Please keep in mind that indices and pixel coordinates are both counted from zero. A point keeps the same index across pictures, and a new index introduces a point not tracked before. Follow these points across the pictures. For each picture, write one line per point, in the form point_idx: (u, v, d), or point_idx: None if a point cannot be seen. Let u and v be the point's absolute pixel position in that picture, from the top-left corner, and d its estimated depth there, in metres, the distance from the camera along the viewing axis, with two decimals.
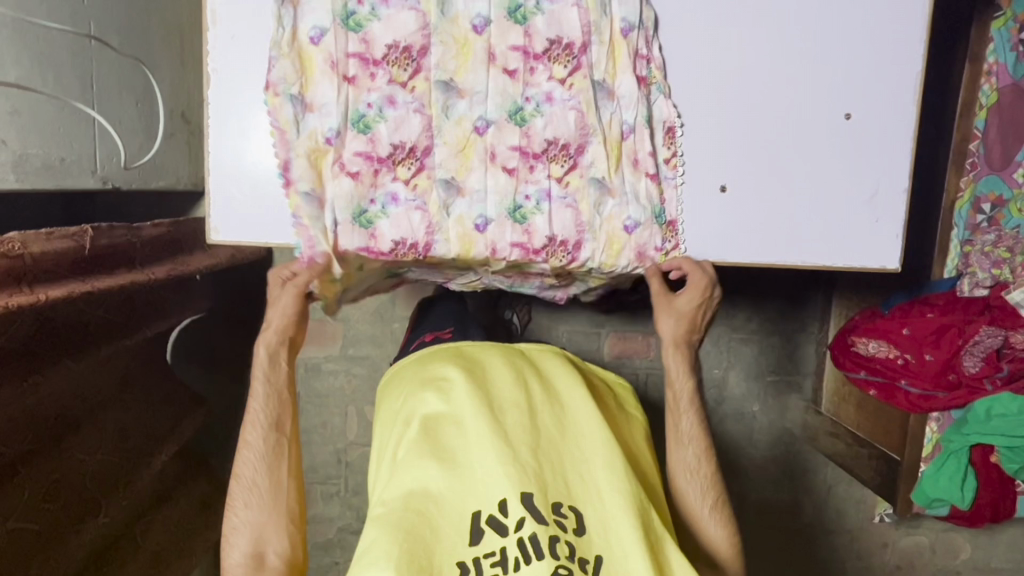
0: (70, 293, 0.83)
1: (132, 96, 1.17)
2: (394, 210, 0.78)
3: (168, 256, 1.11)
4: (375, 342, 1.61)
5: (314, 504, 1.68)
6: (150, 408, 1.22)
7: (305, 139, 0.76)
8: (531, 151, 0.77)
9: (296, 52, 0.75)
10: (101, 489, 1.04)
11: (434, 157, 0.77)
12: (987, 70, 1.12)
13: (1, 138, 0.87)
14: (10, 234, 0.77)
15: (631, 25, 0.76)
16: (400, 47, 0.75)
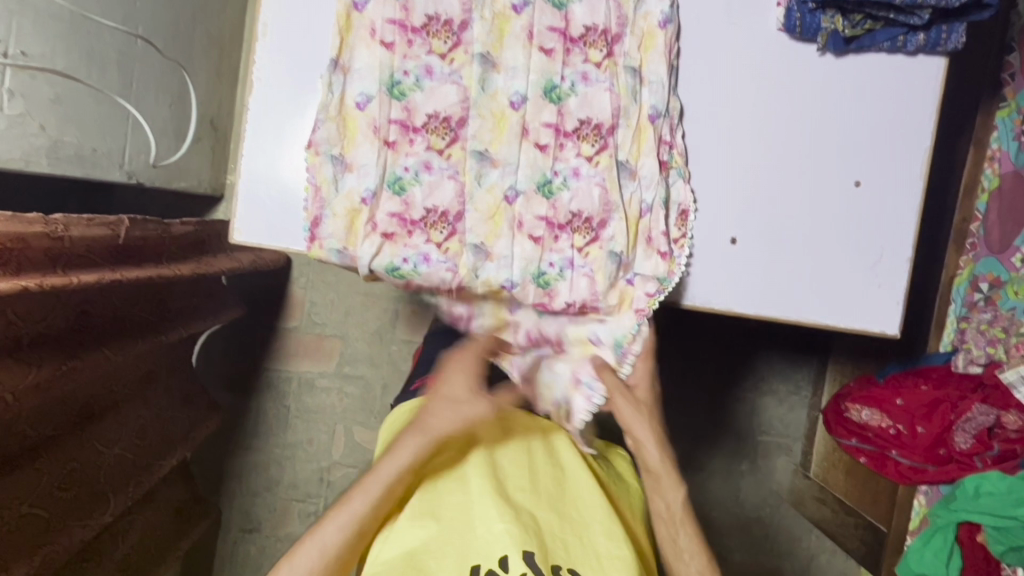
0: (101, 278, 0.87)
1: (166, 98, 1.21)
2: (425, 270, 0.79)
3: (193, 256, 1.15)
4: (372, 362, 1.62)
5: (290, 522, 1.65)
6: (165, 407, 1.29)
7: (341, 199, 0.77)
8: (557, 222, 0.80)
9: (342, 115, 0.76)
10: (112, 485, 1.08)
11: (465, 223, 0.79)
12: (990, 155, 1.18)
13: (41, 123, 0.89)
14: (54, 216, 0.82)
15: (658, 112, 0.79)
16: (441, 117, 0.78)
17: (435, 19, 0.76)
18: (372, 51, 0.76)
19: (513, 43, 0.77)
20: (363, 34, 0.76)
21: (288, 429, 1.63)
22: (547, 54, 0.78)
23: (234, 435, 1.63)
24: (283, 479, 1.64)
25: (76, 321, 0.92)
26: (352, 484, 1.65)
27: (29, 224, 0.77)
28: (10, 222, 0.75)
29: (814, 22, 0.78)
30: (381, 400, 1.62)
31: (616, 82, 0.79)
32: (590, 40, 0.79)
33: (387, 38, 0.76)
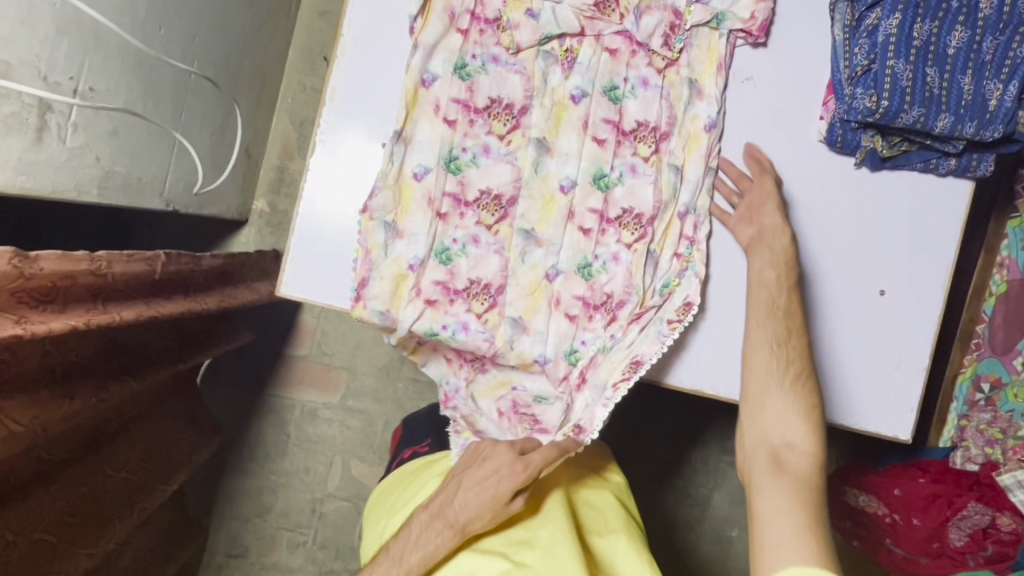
0: (136, 314, 0.88)
1: (210, 128, 1.23)
2: (463, 339, 0.82)
3: (218, 288, 1.16)
4: (376, 397, 1.63)
5: (276, 551, 1.64)
6: (173, 429, 1.31)
7: (390, 263, 0.80)
8: (593, 302, 0.83)
9: (398, 184, 0.79)
10: (116, 508, 1.10)
11: (506, 296, 0.83)
12: (1000, 261, 1.22)
13: (97, 155, 0.91)
14: (100, 252, 0.82)
15: (686, 208, 0.82)
16: (493, 194, 0.81)
17: (497, 102, 0.80)
18: (434, 127, 0.79)
19: (569, 130, 0.81)
20: (428, 112, 0.79)
21: (285, 457, 1.63)
22: (600, 143, 0.82)
23: (231, 458, 1.62)
24: (275, 507, 1.64)
25: (103, 349, 0.93)
26: (345, 518, 1.64)
27: (77, 262, 0.78)
28: (63, 261, 0.76)
29: (853, 139, 0.82)
30: (381, 435, 1.63)
31: (660, 177, 0.83)
32: (641, 134, 0.82)
33: (451, 118, 0.79)
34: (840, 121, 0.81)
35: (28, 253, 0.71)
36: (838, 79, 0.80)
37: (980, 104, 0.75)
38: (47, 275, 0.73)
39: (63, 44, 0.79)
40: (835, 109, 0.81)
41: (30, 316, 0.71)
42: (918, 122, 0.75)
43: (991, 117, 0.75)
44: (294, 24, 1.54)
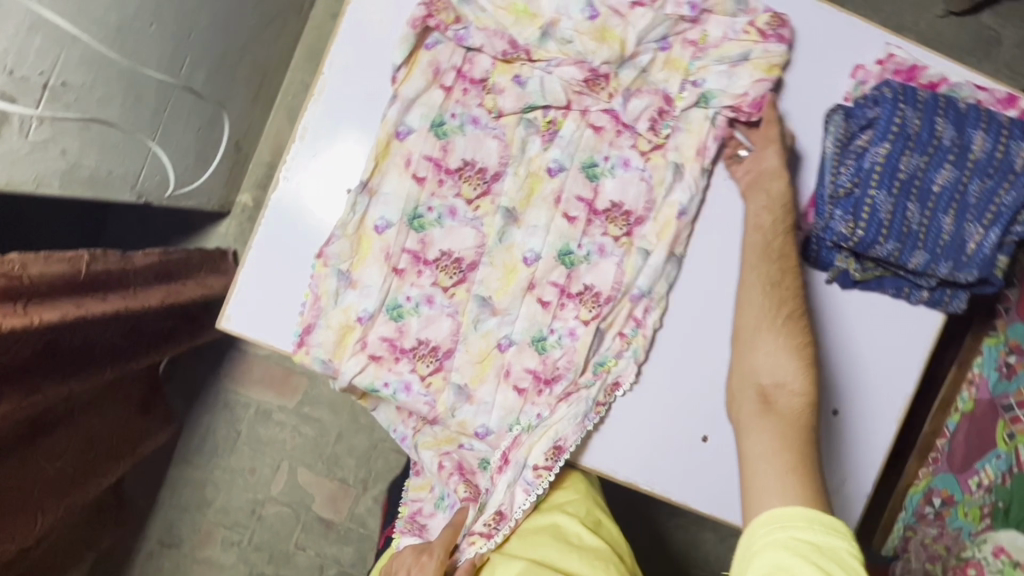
0: (60, 315, 0.87)
1: (197, 124, 1.21)
2: (404, 398, 0.83)
3: (161, 284, 1.14)
4: (333, 407, 1.63)
5: (210, 546, 1.63)
6: (121, 422, 1.35)
7: (339, 311, 0.81)
8: (544, 376, 0.84)
9: (358, 234, 0.81)
10: (45, 496, 1.13)
11: (454, 361, 0.84)
12: (971, 378, 1.20)
13: (63, 149, 0.89)
14: (13, 256, 0.82)
15: (640, 292, 0.84)
16: (453, 257, 0.84)
17: (470, 165, 0.84)
18: (401, 181, 0.82)
19: (540, 203, 0.84)
20: (396, 167, 0.82)
21: (233, 453, 1.62)
22: (570, 220, 0.85)
23: (174, 446, 1.61)
24: (215, 502, 1.62)
25: (43, 350, 0.93)
26: (283, 523, 1.63)
27: None
28: None
29: (828, 257, 0.84)
30: (331, 447, 1.63)
31: (627, 260, 0.85)
32: (613, 216, 0.85)
33: (419, 174, 0.82)
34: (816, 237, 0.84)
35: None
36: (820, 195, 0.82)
37: (958, 245, 0.78)
38: None
39: (36, 40, 0.77)
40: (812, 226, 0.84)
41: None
42: (893, 254, 0.79)
43: (968, 260, 0.78)
44: (305, 23, 1.52)
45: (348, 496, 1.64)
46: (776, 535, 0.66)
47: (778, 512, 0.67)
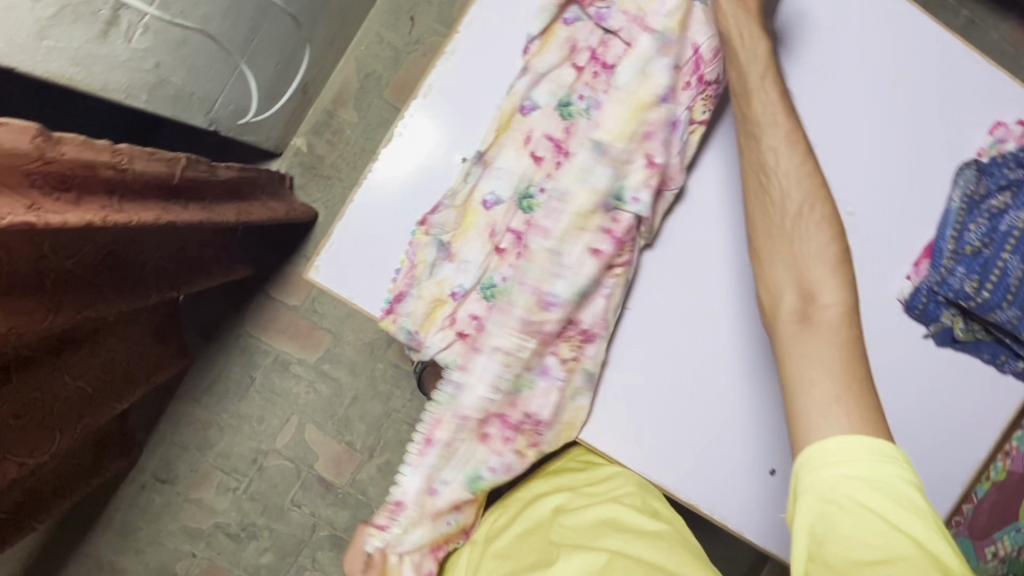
0: (152, 216, 0.84)
1: (277, 58, 1.15)
2: (542, 382, 0.93)
3: (232, 202, 1.12)
4: (352, 369, 1.59)
5: (205, 488, 1.59)
6: (139, 343, 1.32)
7: (433, 283, 0.91)
8: (550, 329, 0.90)
9: (465, 206, 0.91)
10: (62, 416, 1.09)
11: (534, 357, 0.90)
12: (1010, 450, 1.20)
13: (156, 62, 0.83)
14: (121, 146, 0.77)
15: (600, 202, 0.87)
16: (555, 247, 0.87)
17: None
18: (517, 159, 0.91)
19: (626, 167, 0.88)
20: (512, 142, 0.91)
21: (243, 398, 1.58)
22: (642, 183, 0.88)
23: (184, 381, 1.57)
24: (216, 446, 1.59)
25: (100, 261, 0.92)
26: (283, 477, 1.61)
27: (99, 152, 0.73)
28: (85, 148, 0.70)
29: (933, 311, 0.90)
30: (344, 409, 1.60)
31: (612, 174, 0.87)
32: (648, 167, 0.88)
33: (537, 152, 0.90)
34: (927, 287, 0.90)
35: (51, 134, 0.65)
36: (941, 246, 0.91)
37: None
38: (68, 161, 0.68)
39: None
40: (926, 275, 0.90)
41: (41, 203, 0.65)
42: (1011, 321, 0.88)
43: None
44: None
45: (352, 461, 1.61)
46: (831, 470, 0.70)
47: (841, 442, 0.70)
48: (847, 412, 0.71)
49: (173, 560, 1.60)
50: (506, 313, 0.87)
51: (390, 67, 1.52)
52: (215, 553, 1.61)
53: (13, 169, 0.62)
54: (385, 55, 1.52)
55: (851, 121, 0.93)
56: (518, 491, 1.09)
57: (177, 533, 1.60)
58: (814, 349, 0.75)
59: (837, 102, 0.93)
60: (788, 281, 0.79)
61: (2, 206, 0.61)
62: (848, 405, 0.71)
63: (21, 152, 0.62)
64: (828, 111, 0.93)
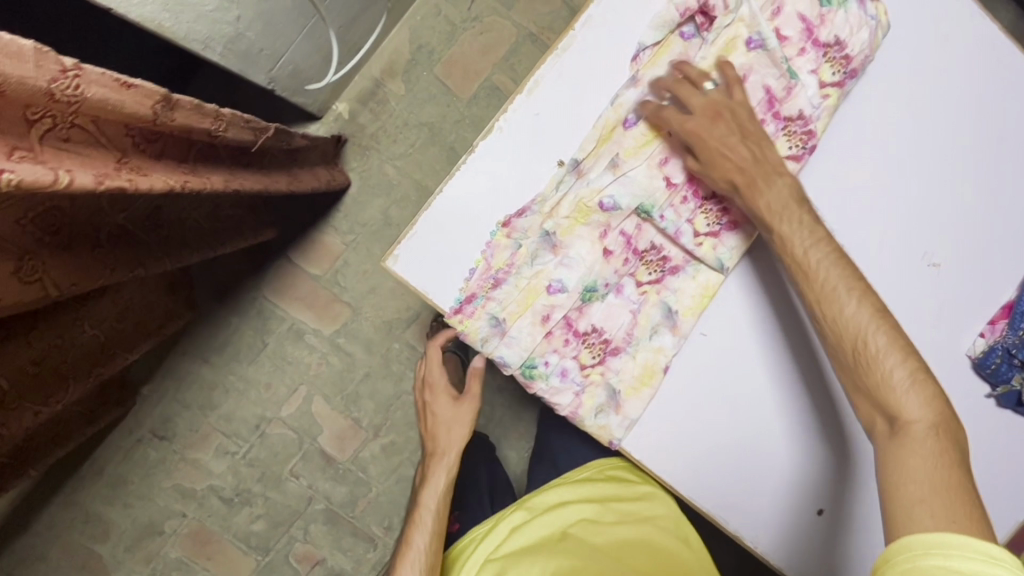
0: (221, 179, 0.81)
1: (341, 20, 1.10)
2: (557, 380, 0.94)
3: (287, 165, 1.08)
4: (368, 346, 1.55)
5: (203, 449, 1.56)
6: (154, 296, 1.25)
7: (530, 275, 0.90)
8: (576, 328, 0.93)
9: (579, 203, 0.88)
10: (80, 366, 1.03)
11: (617, 361, 0.95)
12: None
13: (238, 15, 0.78)
14: (223, 112, 0.74)
15: (613, 202, 0.88)
16: (661, 254, 0.94)
17: (716, 199, 0.90)
18: (650, 175, 0.88)
19: (647, 161, 0.88)
20: (651, 157, 0.88)
21: (253, 363, 1.54)
22: (669, 185, 0.89)
23: (193, 338, 1.52)
24: (220, 408, 1.55)
25: (146, 218, 0.92)
26: (284, 446, 1.57)
27: (202, 118, 0.69)
28: (192, 113, 0.67)
29: (1004, 373, 0.89)
30: (355, 385, 1.56)
31: (640, 179, 0.88)
32: (710, 205, 0.91)
33: (672, 177, 0.89)
34: (1002, 347, 0.88)
35: (172, 98, 0.61)
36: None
37: None
38: (172, 124, 0.64)
39: None
40: (1003, 335, 0.88)
41: (130, 157, 0.62)
42: None
43: None
44: None
45: (356, 438, 1.58)
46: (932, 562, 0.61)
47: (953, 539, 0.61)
48: (935, 513, 0.64)
49: (161, 519, 1.57)
50: (525, 321, 0.90)
51: (444, 42, 1.48)
52: (206, 515, 1.58)
53: (114, 123, 0.58)
54: (440, 29, 1.48)
55: (943, 162, 0.90)
56: (529, 496, 1.05)
57: (169, 492, 1.56)
58: (904, 463, 0.69)
59: (921, 136, 0.90)
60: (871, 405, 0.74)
61: (97, 163, 0.57)
62: (935, 506, 0.65)
63: (138, 113, 0.58)
64: (916, 148, 0.90)
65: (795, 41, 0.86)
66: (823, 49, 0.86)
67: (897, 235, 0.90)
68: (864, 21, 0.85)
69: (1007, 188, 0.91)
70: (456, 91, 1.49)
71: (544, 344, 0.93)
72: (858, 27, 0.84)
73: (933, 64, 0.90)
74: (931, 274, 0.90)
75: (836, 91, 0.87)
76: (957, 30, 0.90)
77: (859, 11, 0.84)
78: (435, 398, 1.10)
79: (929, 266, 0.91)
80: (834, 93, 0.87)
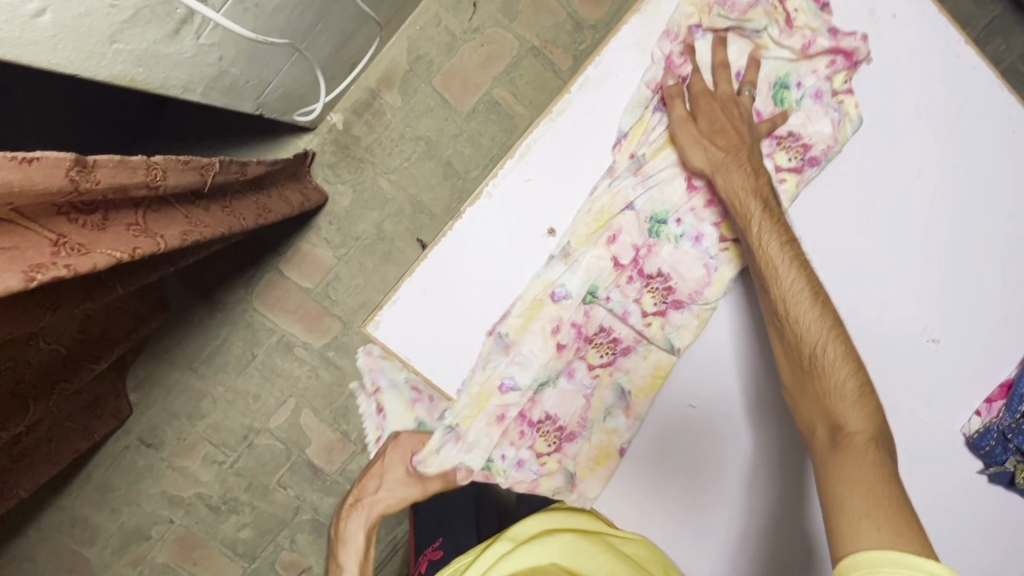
0: (179, 236, 0.73)
1: (334, 40, 1.06)
2: (515, 472, 1.17)
3: (252, 194, 1.03)
4: (358, 360, 1.54)
5: (191, 458, 1.55)
6: (119, 302, 1.18)
7: (484, 374, 1.13)
8: (531, 420, 1.16)
9: (536, 300, 1.11)
10: (36, 383, 0.97)
11: (573, 446, 1.17)
12: None
13: (221, 54, 0.74)
14: (157, 160, 0.68)
15: (564, 293, 1.10)
16: (611, 338, 1.14)
17: (661, 280, 1.11)
18: (599, 259, 1.10)
19: (596, 241, 1.10)
20: (599, 241, 1.10)
21: (242, 374, 1.53)
22: (614, 266, 1.11)
23: (180, 348, 1.51)
24: (207, 417, 1.54)
25: None
26: (272, 457, 1.57)
27: (134, 173, 0.63)
28: (121, 171, 0.60)
29: (999, 455, 0.99)
30: (344, 399, 1.55)
31: (584, 274, 1.10)
32: (654, 284, 1.11)
33: (619, 257, 1.10)
34: (998, 429, 0.98)
35: (89, 159, 0.55)
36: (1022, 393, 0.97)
37: None
38: (102, 189, 0.58)
39: None
40: (998, 417, 0.98)
41: (68, 237, 0.56)
42: None
43: None
44: None
45: (345, 450, 1.58)
46: None
47: (897, 554, 0.64)
48: (880, 526, 0.68)
49: (148, 524, 1.57)
50: (499, 411, 1.14)
51: (443, 53, 1.44)
52: (193, 522, 1.58)
53: (39, 203, 0.53)
54: (440, 39, 1.43)
55: (900, 262, 1.00)
56: (511, 530, 1.04)
57: (156, 498, 1.56)
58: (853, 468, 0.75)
59: (930, 200, 1.00)
60: (820, 416, 0.85)
61: (25, 251, 0.51)
62: (883, 520, 0.68)
63: (55, 188, 0.52)
64: (901, 225, 1.00)
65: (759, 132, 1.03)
66: (779, 139, 1.03)
67: (906, 302, 1.00)
68: (825, 113, 1.03)
69: (974, 278, 0.99)
70: (455, 104, 1.45)
71: (501, 445, 1.16)
72: (818, 119, 1.02)
73: (943, 136, 1.00)
74: (931, 349, 1.00)
75: (793, 174, 1.02)
76: (972, 103, 1.01)
77: (814, 105, 1.03)
78: (394, 444, 1.17)
79: (929, 342, 1.00)
80: (789, 177, 1.02)
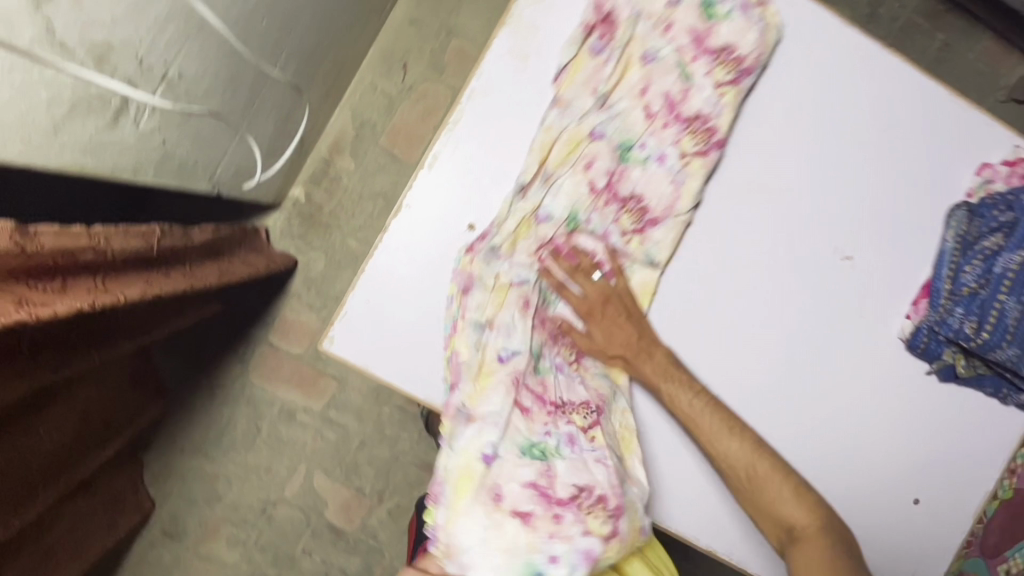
0: (136, 292, 0.82)
1: (274, 116, 1.17)
2: (561, 375, 1.04)
3: (211, 262, 1.12)
4: (359, 415, 1.59)
5: (215, 542, 1.58)
6: (114, 388, 1.25)
7: (491, 278, 1.00)
8: (553, 335, 1.05)
9: (523, 219, 1.01)
10: (42, 474, 1.03)
11: (588, 361, 1.07)
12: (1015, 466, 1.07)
13: (163, 138, 0.85)
14: (97, 228, 0.78)
15: (548, 215, 1.03)
16: (640, 203, 1.06)
17: (636, 199, 1.06)
18: (577, 183, 1.03)
19: (570, 167, 1.03)
20: (575, 165, 1.03)
21: (250, 449, 1.58)
22: (590, 187, 1.04)
23: (188, 435, 1.57)
24: (224, 498, 1.58)
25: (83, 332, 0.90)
26: (293, 526, 1.60)
27: (76, 239, 0.73)
28: (63, 238, 0.71)
29: (935, 349, 1.05)
30: (353, 454, 1.59)
31: (572, 180, 1.04)
32: (630, 206, 1.06)
33: (595, 181, 1.04)
34: (927, 326, 1.04)
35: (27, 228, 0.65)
36: (939, 288, 1.04)
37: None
38: (47, 254, 0.68)
39: (168, 30, 0.74)
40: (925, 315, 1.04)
41: (27, 296, 0.65)
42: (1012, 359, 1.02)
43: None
44: (381, 25, 1.55)
45: (362, 505, 1.60)
46: None
47: None
48: None
49: None
50: (529, 297, 1.01)
51: (384, 115, 1.56)
52: None
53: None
54: (379, 103, 1.56)
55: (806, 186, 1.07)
56: None
57: None
58: None
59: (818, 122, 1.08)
60: None
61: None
62: None
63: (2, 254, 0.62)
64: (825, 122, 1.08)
65: (687, 49, 1.06)
66: (715, 55, 1.05)
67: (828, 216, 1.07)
68: (750, 25, 1.05)
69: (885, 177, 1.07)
70: (404, 157, 1.56)
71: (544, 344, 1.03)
72: (745, 34, 1.04)
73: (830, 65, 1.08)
74: (845, 266, 1.07)
75: (730, 87, 1.06)
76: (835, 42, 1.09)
77: (742, 19, 1.05)
78: None
79: (843, 260, 1.07)
80: (727, 91, 1.05)
